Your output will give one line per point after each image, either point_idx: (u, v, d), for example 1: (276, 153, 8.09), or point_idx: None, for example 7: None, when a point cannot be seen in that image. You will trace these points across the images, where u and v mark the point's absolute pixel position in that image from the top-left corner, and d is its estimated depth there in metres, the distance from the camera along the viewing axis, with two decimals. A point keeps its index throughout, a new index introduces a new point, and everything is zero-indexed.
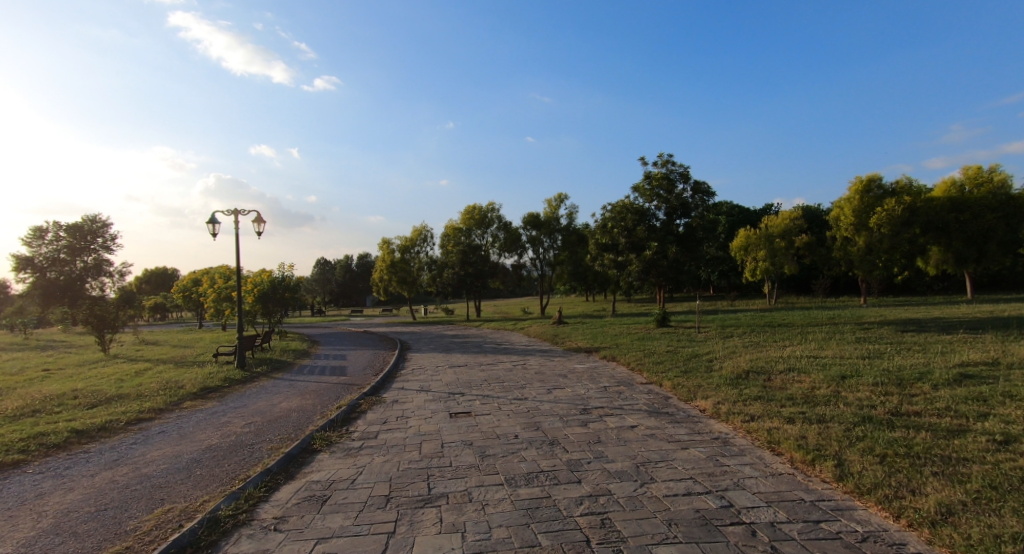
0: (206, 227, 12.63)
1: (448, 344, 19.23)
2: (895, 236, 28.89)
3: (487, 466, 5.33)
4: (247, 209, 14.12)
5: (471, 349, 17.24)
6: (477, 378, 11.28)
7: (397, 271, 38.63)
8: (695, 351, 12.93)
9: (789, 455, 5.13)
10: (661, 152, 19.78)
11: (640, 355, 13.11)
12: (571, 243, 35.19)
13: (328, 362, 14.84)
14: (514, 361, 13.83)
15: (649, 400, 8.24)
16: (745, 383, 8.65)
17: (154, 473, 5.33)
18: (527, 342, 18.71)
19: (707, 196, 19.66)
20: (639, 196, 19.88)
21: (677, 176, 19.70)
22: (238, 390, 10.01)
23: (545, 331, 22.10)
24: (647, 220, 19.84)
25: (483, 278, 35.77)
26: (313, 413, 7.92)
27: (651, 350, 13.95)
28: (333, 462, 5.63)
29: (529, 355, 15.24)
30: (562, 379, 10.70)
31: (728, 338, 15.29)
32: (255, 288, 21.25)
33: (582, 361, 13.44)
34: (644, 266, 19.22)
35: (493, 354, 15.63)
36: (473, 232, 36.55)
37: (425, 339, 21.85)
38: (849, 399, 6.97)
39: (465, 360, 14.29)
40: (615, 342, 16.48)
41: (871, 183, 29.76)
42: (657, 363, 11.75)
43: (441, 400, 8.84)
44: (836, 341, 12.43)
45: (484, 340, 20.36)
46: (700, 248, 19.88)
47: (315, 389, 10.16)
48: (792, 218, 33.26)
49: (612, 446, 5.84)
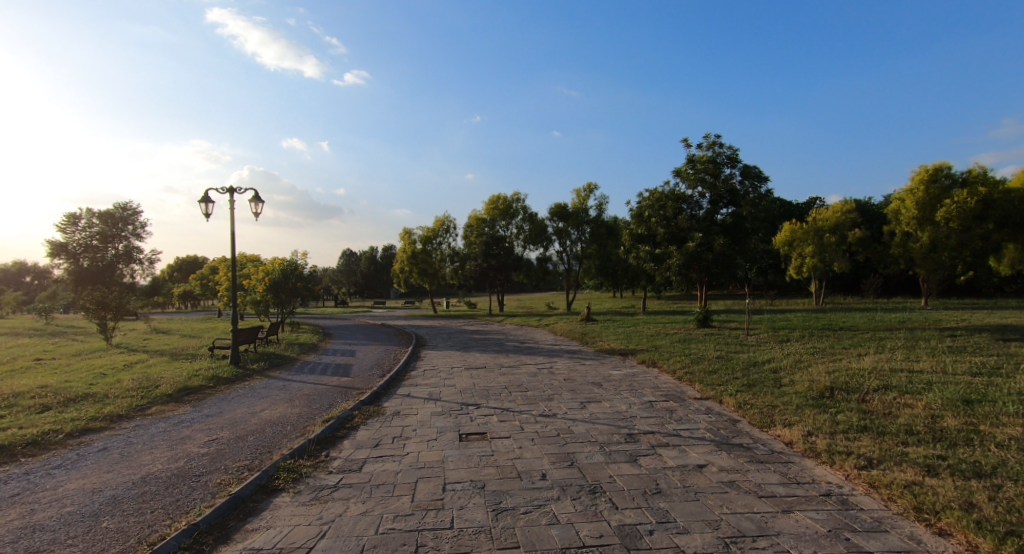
0: (200, 206, 11.22)
1: (467, 341, 17.76)
2: (965, 231, 26.83)
3: (505, 531, 3.70)
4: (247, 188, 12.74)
5: (491, 349, 15.66)
6: (496, 385, 9.66)
7: (419, 262, 37.35)
8: (752, 359, 11.14)
9: (965, 540, 3.33)
10: (707, 133, 17.87)
11: (686, 361, 11.36)
12: (600, 236, 33.12)
13: (333, 359, 13.43)
14: (539, 364, 12.21)
15: (712, 425, 6.49)
16: (833, 407, 6.86)
17: (45, 523, 3.84)
18: (554, 342, 17.09)
19: (759, 181, 17.59)
20: (681, 181, 17.98)
21: (724, 159, 17.71)
22: (222, 391, 8.63)
23: (573, 328, 20.45)
24: (690, 208, 17.93)
25: (507, 271, 34.25)
26: (293, 428, 6.40)
27: (698, 355, 12.21)
28: (292, 512, 4.08)
29: (557, 356, 13.61)
30: (598, 390, 9.02)
31: (786, 344, 13.42)
32: (266, 276, 20.04)
33: (617, 366, 11.75)
34: (687, 259, 17.33)
35: (517, 354, 14.04)
36: (498, 223, 34.88)
37: (443, 335, 20.41)
38: (1002, 439, 5.10)
39: (484, 362, 12.71)
40: (653, 344, 14.73)
41: (938, 172, 27.45)
42: (709, 372, 9.99)
43: (451, 414, 7.26)
44: (927, 355, 10.48)
45: (507, 337, 18.80)
46: (749, 241, 17.70)
47: (310, 393, 8.71)
48: (844, 211, 30.83)
49: (680, 502, 4.15)
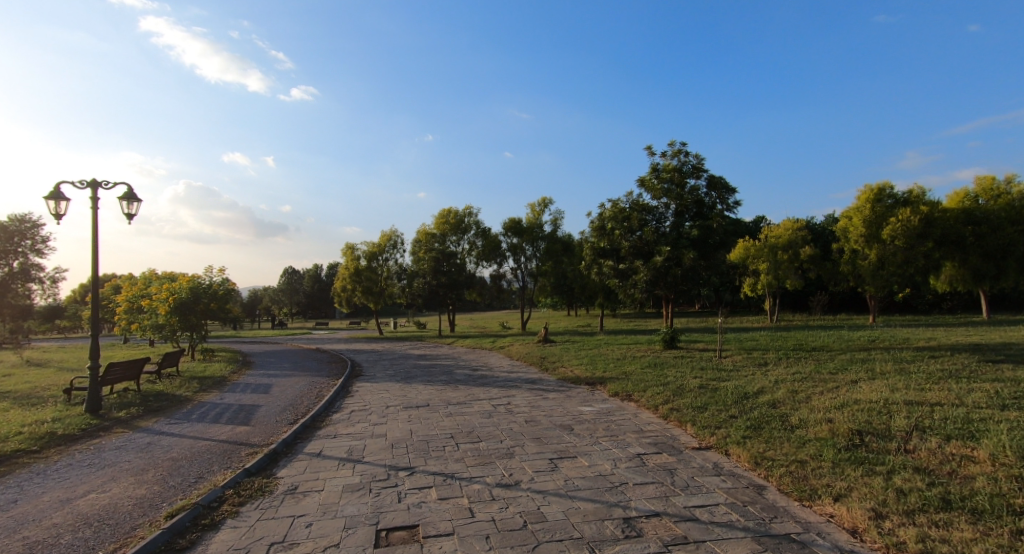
0: (48, 205, 8.64)
1: (411, 369, 15.53)
2: (909, 249, 27.10)
3: None
4: (119, 183, 10.15)
5: (438, 379, 13.50)
6: (440, 433, 7.56)
7: (362, 279, 34.65)
8: (741, 390, 9.59)
9: None
10: (672, 141, 16.72)
11: (666, 393, 9.67)
12: (556, 252, 31.39)
13: (238, 397, 10.88)
14: (494, 400, 10.19)
15: (736, 499, 4.69)
16: (881, 462, 5.23)
17: None
18: (510, 368, 15.18)
19: (727, 191, 16.42)
20: (646, 191, 16.72)
21: (690, 168, 16.53)
22: (47, 458, 6.13)
23: (531, 351, 18.65)
24: (656, 220, 16.65)
25: (458, 289, 32.14)
26: (111, 532, 4.10)
27: (678, 384, 10.60)
28: None
29: (514, 388, 11.67)
30: (570, 438, 7.10)
31: (767, 368, 12.05)
32: (170, 296, 17.12)
33: (586, 401, 9.90)
34: (654, 275, 16.00)
35: (468, 386, 12.00)
36: (448, 238, 32.97)
37: (385, 362, 18.06)
38: None
39: (427, 398, 10.57)
40: (622, 370, 13.07)
41: (881, 192, 27.89)
42: (700, 409, 8.27)
43: (371, 489, 5.13)
44: (933, 382, 9.23)
45: (458, 363, 16.69)
46: (718, 255, 16.45)
47: (181, 457, 6.33)
48: (796, 228, 30.88)
49: None
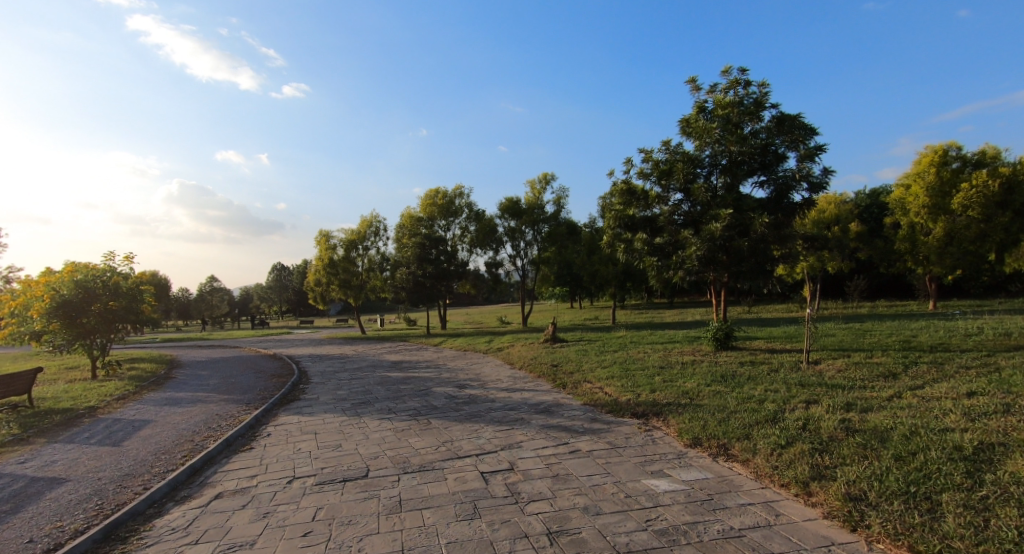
0: None
1: (375, 389, 11.09)
2: (985, 221, 22.54)
3: None
4: None
5: (404, 407, 9.02)
6: None
7: (339, 271, 30.20)
8: (942, 441, 5.13)
9: None
10: (726, 67, 12.30)
11: (800, 449, 5.22)
12: (559, 236, 27.10)
13: (54, 458, 6.44)
14: (485, 462, 5.71)
15: None
16: None
17: None
18: (512, 385, 10.75)
19: (806, 133, 11.84)
20: (691, 136, 12.36)
21: (751, 103, 12.06)
22: None
23: (538, 356, 14.23)
24: (704, 175, 12.33)
25: (447, 280, 27.70)
26: None
27: (799, 424, 6.18)
28: None
29: (518, 427, 7.21)
30: None
31: (918, 390, 7.55)
32: (46, 293, 12.76)
33: (651, 463, 5.44)
34: (708, 248, 11.61)
35: (447, 424, 7.55)
36: (437, 222, 28.49)
37: (345, 374, 13.62)
38: None
39: (374, 457, 6.13)
40: (681, 391, 8.64)
41: (947, 153, 23.22)
42: (927, 508, 3.80)
43: None
44: None
45: (440, 376, 12.26)
46: (791, 221, 12.12)
47: None
48: (841, 201, 26.44)
49: None
